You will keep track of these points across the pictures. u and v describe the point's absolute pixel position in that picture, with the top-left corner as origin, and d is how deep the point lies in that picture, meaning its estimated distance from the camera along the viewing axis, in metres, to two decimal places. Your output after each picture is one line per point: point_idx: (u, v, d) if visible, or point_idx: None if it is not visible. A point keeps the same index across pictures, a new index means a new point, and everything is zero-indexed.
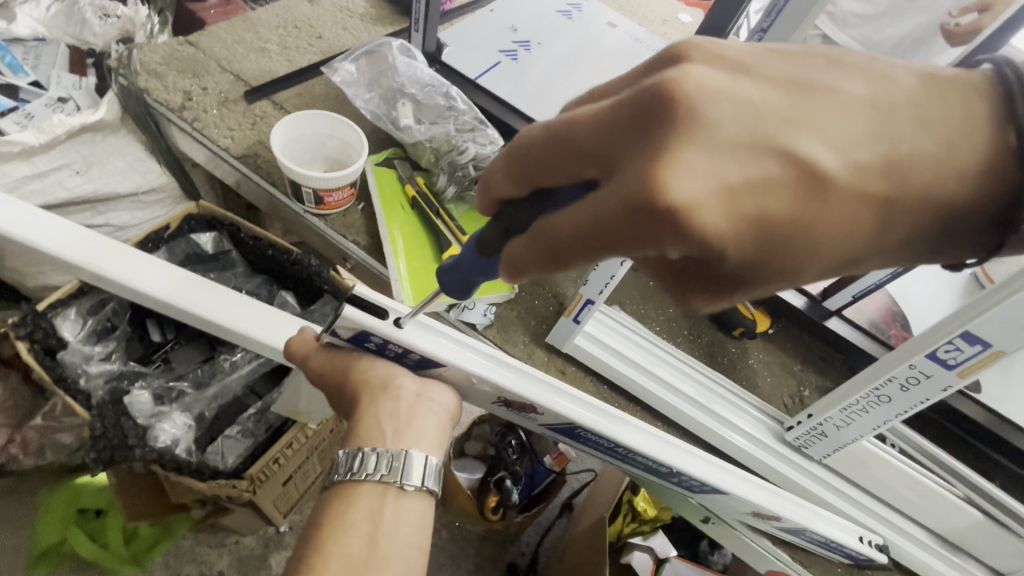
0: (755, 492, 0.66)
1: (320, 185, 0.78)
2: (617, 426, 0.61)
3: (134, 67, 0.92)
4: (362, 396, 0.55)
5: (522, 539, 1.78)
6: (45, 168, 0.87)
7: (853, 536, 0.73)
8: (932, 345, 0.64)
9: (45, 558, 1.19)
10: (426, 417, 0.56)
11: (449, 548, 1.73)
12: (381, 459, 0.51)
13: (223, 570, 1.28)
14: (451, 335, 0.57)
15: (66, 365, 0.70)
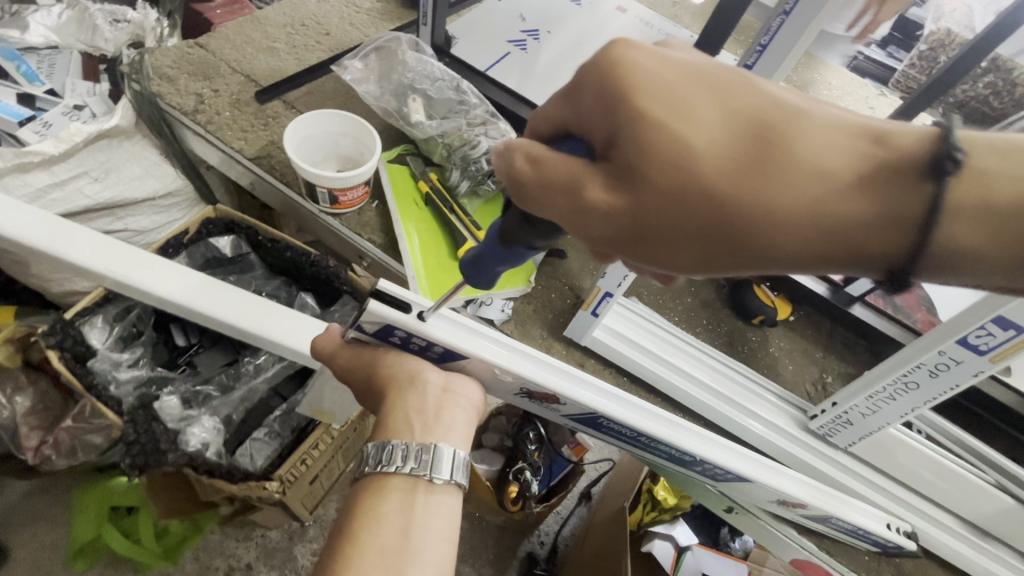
0: (782, 482, 0.66)
1: (333, 185, 0.78)
2: (639, 414, 0.61)
3: (147, 71, 0.92)
4: (389, 390, 0.55)
5: (542, 529, 1.81)
6: (65, 176, 0.87)
7: (880, 523, 0.72)
8: (962, 331, 0.62)
9: (81, 554, 1.22)
10: (453, 411, 0.56)
11: (470, 538, 1.76)
12: (411, 452, 0.51)
13: (251, 562, 1.32)
14: (475, 329, 0.57)
15: (96, 372, 0.71)
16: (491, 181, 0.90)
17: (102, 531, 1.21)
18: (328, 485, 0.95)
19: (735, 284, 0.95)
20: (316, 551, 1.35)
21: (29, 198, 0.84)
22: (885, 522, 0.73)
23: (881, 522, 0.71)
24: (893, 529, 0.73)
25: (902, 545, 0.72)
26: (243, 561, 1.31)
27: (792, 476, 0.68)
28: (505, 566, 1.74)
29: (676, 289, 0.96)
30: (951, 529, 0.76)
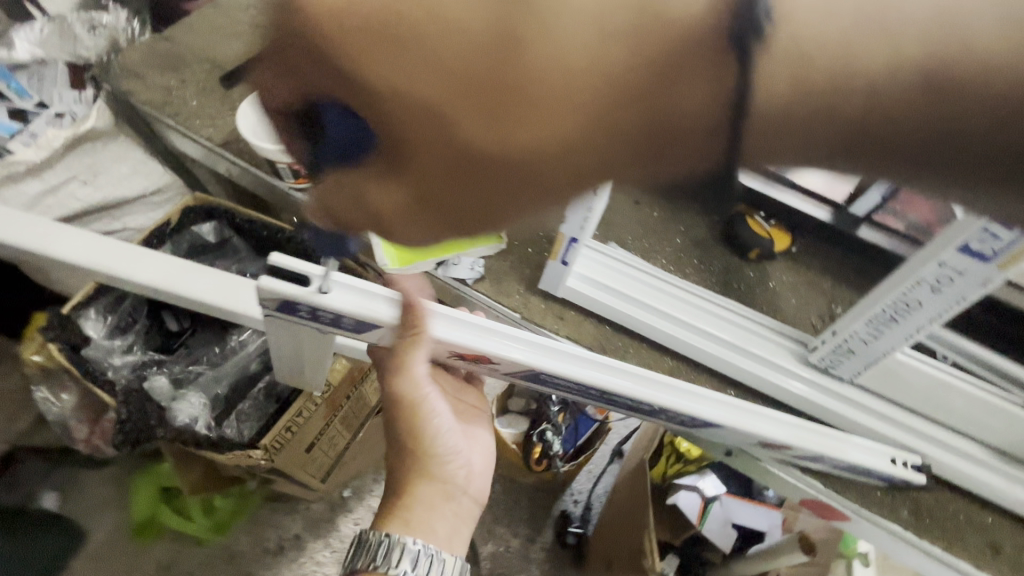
0: (765, 423, 0.62)
1: (289, 158, 0.78)
2: (611, 375, 0.59)
3: (117, 71, 0.95)
4: (416, 483, 0.64)
5: (574, 488, 1.84)
6: (55, 182, 0.91)
7: (881, 457, 0.67)
8: (962, 237, 0.55)
9: (145, 531, 1.34)
10: (461, 523, 0.65)
11: (504, 500, 1.80)
12: (414, 560, 0.57)
13: (298, 533, 1.39)
14: (392, 297, 0.54)
15: (92, 360, 0.76)
16: None
17: (158, 511, 1.33)
18: (335, 455, 1.00)
19: (728, 218, 0.89)
20: (355, 520, 1.42)
21: (26, 207, 0.89)
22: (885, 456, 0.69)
23: (878, 455, 0.67)
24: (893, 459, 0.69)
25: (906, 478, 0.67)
26: (289, 534, 1.39)
27: (777, 418, 0.64)
28: (542, 527, 1.77)
29: (664, 232, 0.90)
30: (974, 458, 0.70)
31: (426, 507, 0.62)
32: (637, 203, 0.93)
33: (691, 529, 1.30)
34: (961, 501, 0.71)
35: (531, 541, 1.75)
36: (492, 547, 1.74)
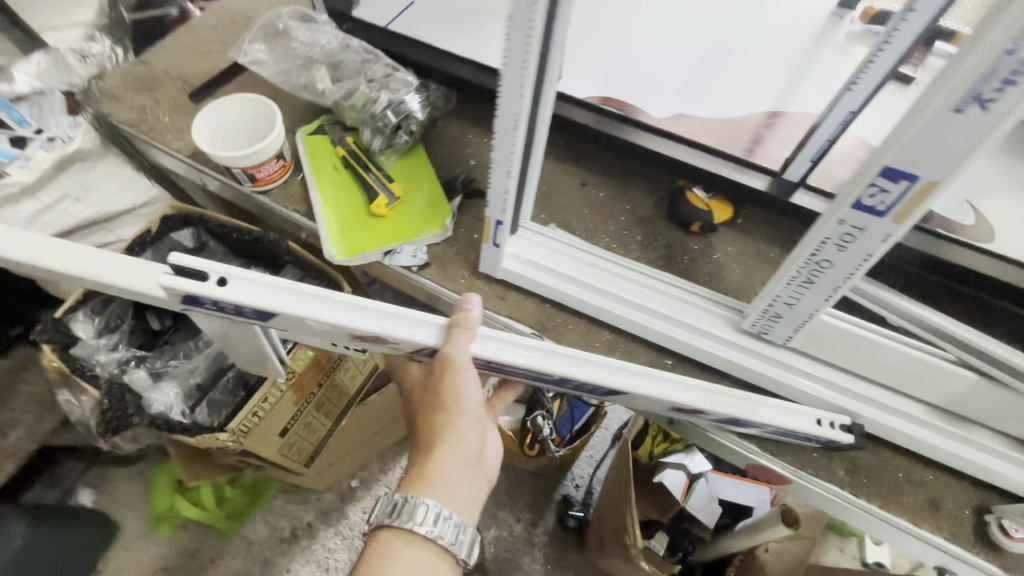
0: (675, 387, 0.61)
1: (243, 163, 0.84)
2: (509, 352, 0.59)
3: (98, 96, 1.03)
4: (437, 446, 0.59)
5: (574, 472, 1.85)
6: (49, 202, 1.00)
7: (806, 419, 0.67)
8: (855, 193, 0.56)
9: (164, 521, 1.43)
10: (479, 493, 0.61)
11: (507, 487, 1.83)
12: (439, 523, 0.55)
13: (311, 522, 1.47)
14: (285, 285, 0.55)
15: (78, 358, 0.84)
16: (403, 134, 0.91)
17: (175, 501, 1.41)
18: (315, 441, 1.06)
19: (671, 193, 0.91)
20: (363, 508, 1.49)
21: (24, 225, 0.98)
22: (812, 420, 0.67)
23: (801, 419, 0.66)
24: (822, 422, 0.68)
25: (833, 438, 0.67)
26: (302, 522, 1.47)
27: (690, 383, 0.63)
28: (545, 511, 1.80)
29: (611, 211, 0.92)
30: (912, 415, 0.70)
31: (451, 472, 0.58)
32: (584, 185, 0.95)
33: (676, 504, 1.30)
34: (901, 458, 0.72)
35: (535, 526, 1.78)
36: (496, 532, 1.77)
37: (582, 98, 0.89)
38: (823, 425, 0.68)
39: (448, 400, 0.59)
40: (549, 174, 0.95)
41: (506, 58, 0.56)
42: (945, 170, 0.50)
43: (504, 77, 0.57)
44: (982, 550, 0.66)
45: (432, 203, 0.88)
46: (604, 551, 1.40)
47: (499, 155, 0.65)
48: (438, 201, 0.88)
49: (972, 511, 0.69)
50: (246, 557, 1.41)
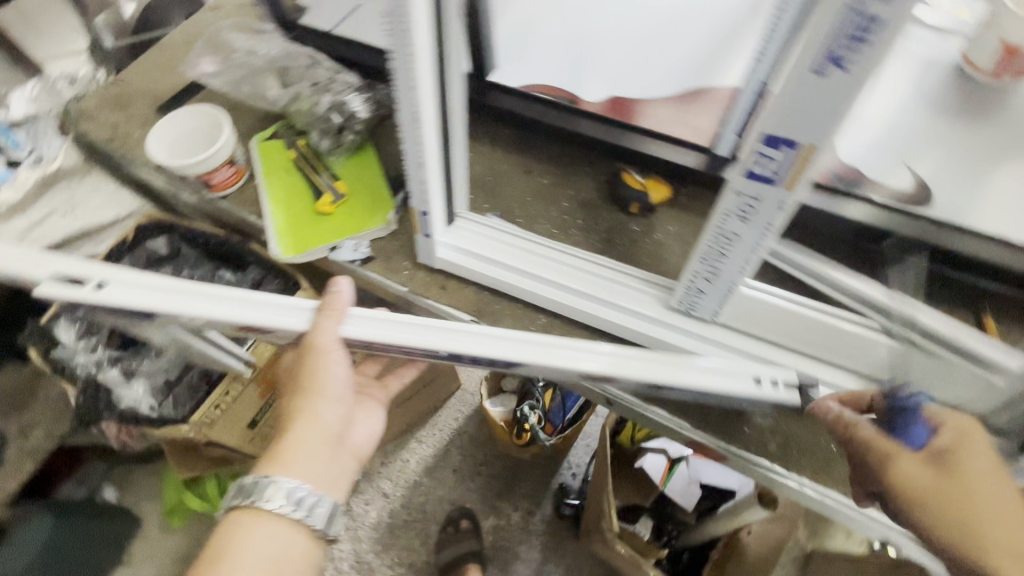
0: (599, 357, 0.62)
1: (198, 171, 0.89)
2: (418, 331, 0.61)
3: (75, 116, 1.10)
4: (292, 426, 0.63)
5: (572, 462, 1.57)
6: (39, 217, 1.09)
7: (743, 380, 0.64)
8: (745, 162, 0.56)
9: (175, 512, 1.40)
10: (345, 465, 0.66)
11: (501, 478, 1.55)
12: (288, 496, 0.58)
13: None
14: (156, 287, 0.60)
15: (60, 360, 0.89)
16: (349, 134, 0.94)
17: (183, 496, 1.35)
18: None
19: (611, 176, 0.92)
20: (366, 500, 1.51)
21: (16, 240, 1.07)
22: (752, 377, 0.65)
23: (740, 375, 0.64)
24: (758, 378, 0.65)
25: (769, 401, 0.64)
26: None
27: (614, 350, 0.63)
28: (541, 501, 1.52)
29: (553, 196, 0.93)
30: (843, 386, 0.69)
31: (312, 451, 0.62)
32: (529, 172, 0.96)
33: (655, 488, 1.33)
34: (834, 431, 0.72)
35: (530, 514, 1.51)
36: (493, 521, 1.50)
37: (518, 87, 0.95)
38: (759, 383, 0.64)
39: (311, 382, 0.62)
40: (494, 162, 0.97)
41: (392, 53, 0.58)
42: (820, 133, 0.49)
43: (395, 72, 0.60)
44: None
45: (376, 200, 0.92)
46: (589, 536, 1.37)
47: (409, 147, 0.68)
48: (381, 199, 0.92)
49: None
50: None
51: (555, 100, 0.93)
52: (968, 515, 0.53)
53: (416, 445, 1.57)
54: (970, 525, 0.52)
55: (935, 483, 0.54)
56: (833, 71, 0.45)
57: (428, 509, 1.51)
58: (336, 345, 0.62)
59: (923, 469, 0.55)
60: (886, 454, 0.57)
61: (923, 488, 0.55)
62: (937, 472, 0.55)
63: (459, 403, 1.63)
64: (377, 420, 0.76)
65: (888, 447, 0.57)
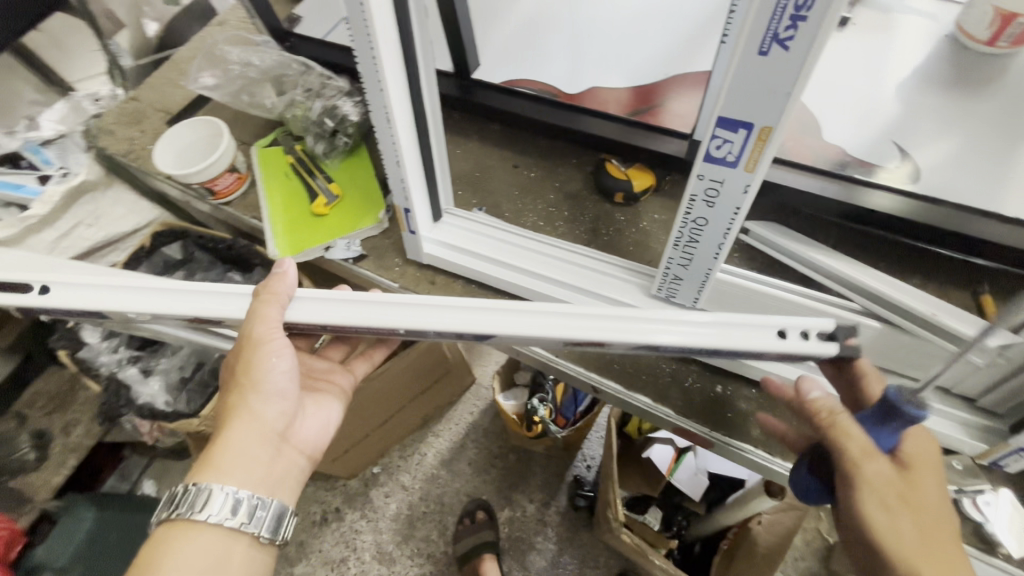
0: (593, 322, 0.58)
1: (201, 178, 0.94)
2: (396, 312, 0.61)
3: (95, 133, 1.18)
4: (229, 427, 0.63)
5: (585, 451, 1.50)
6: (66, 228, 1.16)
7: (763, 331, 0.56)
8: (704, 147, 0.56)
9: None
10: (289, 459, 0.67)
11: (517, 470, 1.49)
12: (225, 504, 0.58)
13: (338, 506, 1.46)
14: (103, 286, 0.66)
15: (85, 359, 0.97)
16: (341, 137, 0.98)
17: None
18: None
19: (596, 167, 0.92)
20: (387, 492, 1.48)
21: (48, 251, 1.14)
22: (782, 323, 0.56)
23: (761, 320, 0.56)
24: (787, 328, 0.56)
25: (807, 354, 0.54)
26: (332, 507, 1.47)
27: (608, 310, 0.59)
28: (556, 492, 1.45)
29: (540, 189, 0.95)
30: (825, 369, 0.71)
31: (250, 449, 0.62)
32: (516, 167, 0.97)
33: (663, 479, 1.27)
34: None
35: (546, 505, 1.44)
36: (508, 513, 1.44)
37: (501, 83, 0.98)
38: (785, 336, 0.55)
39: (250, 375, 0.63)
40: (482, 158, 0.99)
41: (359, 57, 0.61)
42: (772, 115, 0.49)
43: (364, 75, 0.62)
44: None
45: (368, 200, 0.96)
46: (598, 528, 1.33)
47: (386, 147, 0.71)
48: (374, 199, 0.96)
49: None
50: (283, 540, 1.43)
51: (538, 94, 0.95)
52: (918, 542, 0.48)
53: (433, 439, 1.54)
54: (913, 552, 0.48)
55: (871, 492, 0.50)
56: (775, 50, 0.45)
57: (445, 501, 1.47)
58: (277, 335, 0.63)
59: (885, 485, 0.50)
60: (861, 474, 0.50)
61: (883, 507, 0.50)
62: (887, 484, 0.50)
63: (473, 398, 1.59)
64: (333, 414, 0.77)
65: (865, 465, 0.50)
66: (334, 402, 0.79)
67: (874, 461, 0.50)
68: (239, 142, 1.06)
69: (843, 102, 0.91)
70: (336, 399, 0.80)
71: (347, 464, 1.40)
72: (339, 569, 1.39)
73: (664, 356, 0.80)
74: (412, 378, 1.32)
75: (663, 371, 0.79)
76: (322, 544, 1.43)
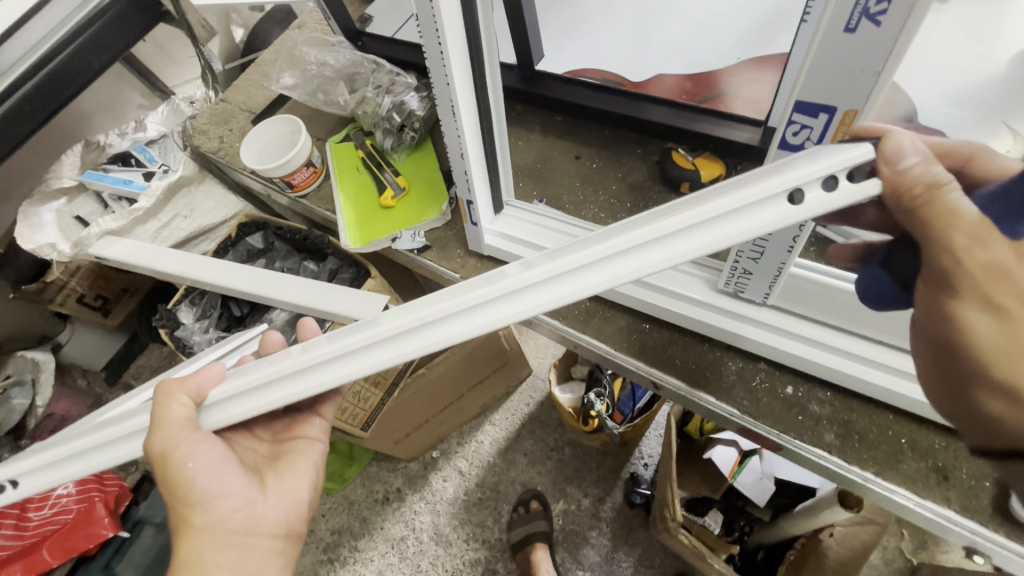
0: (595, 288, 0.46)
1: (281, 172, 1.01)
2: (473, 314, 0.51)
3: (190, 131, 1.29)
4: (182, 546, 0.60)
5: (642, 449, 1.47)
6: (167, 219, 1.29)
7: (772, 203, 0.41)
8: (779, 133, 0.53)
9: (332, 479, 1.53)
10: (261, 548, 0.64)
11: (571, 463, 1.49)
12: None
13: (399, 487, 1.53)
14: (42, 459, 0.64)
15: (181, 337, 1.07)
16: (408, 131, 1.01)
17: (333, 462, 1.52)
18: (367, 409, 1.21)
19: (661, 157, 0.90)
20: (444, 477, 1.52)
21: (151, 239, 1.26)
22: (798, 163, 0.42)
23: (763, 187, 0.41)
24: (804, 165, 0.41)
25: (856, 200, 0.39)
26: (393, 487, 1.53)
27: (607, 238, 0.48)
28: (611, 488, 1.44)
29: (601, 180, 0.93)
30: (909, 373, 0.65)
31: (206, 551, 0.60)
32: (578, 158, 0.97)
33: (724, 482, 1.20)
34: (904, 423, 0.68)
35: (601, 501, 1.43)
36: (562, 506, 1.45)
37: (562, 74, 0.97)
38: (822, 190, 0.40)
39: (173, 488, 0.60)
40: (544, 150, 0.99)
41: (426, 52, 0.63)
42: (858, 97, 0.46)
43: (431, 70, 0.64)
44: (1003, 525, 0.61)
45: (432, 191, 0.99)
46: (655, 529, 1.30)
47: (450, 139, 0.73)
48: (438, 190, 0.99)
49: (993, 484, 0.63)
50: (348, 515, 1.51)
51: (600, 83, 0.94)
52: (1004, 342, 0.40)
53: (488, 428, 1.57)
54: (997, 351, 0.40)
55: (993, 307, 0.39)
56: (865, 26, 0.41)
57: (500, 489, 1.50)
58: (182, 437, 0.58)
59: (1013, 298, 0.39)
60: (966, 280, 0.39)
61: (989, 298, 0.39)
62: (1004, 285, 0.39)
63: (528, 390, 1.60)
64: (299, 477, 0.73)
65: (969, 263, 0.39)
66: (299, 462, 0.75)
67: (995, 256, 0.39)
68: (314, 138, 1.12)
69: (943, 79, 0.83)
70: (304, 459, 0.76)
71: (408, 448, 1.46)
72: (398, 547, 1.46)
73: (731, 354, 0.77)
74: (471, 367, 1.35)
75: (728, 370, 0.76)
76: (384, 522, 1.49)
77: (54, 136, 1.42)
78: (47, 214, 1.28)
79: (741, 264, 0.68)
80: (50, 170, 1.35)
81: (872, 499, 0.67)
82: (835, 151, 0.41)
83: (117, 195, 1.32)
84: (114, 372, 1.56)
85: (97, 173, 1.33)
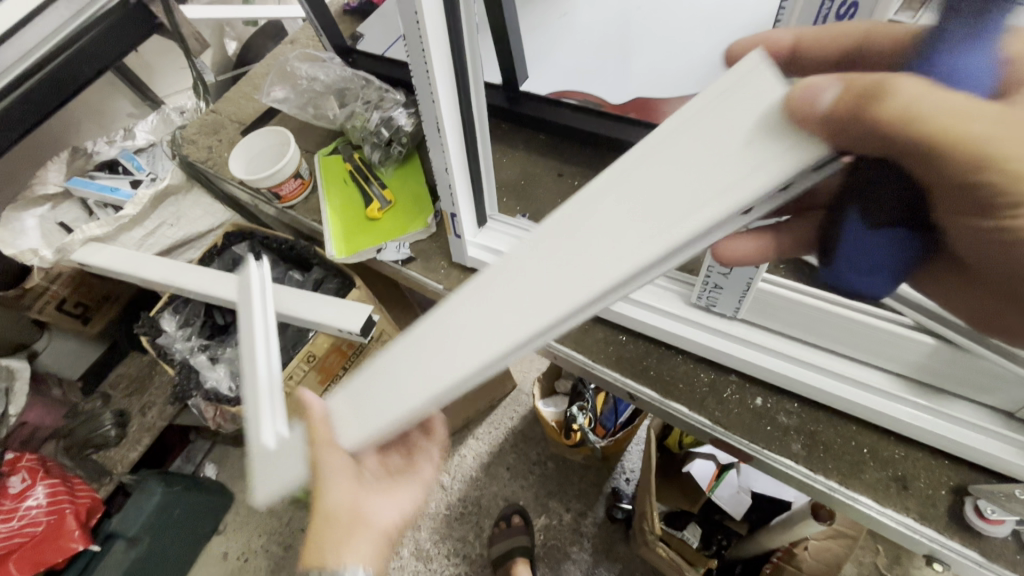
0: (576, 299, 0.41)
1: (269, 183, 1.02)
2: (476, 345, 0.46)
3: (179, 141, 1.30)
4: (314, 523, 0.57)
5: (624, 464, 1.48)
6: (153, 227, 1.29)
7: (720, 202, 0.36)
8: None
9: None
10: (364, 532, 0.57)
11: (553, 478, 1.50)
12: None
13: None
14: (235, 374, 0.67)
15: (164, 346, 1.08)
16: (396, 145, 1.04)
17: None
18: None
19: None
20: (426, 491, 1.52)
21: (136, 246, 1.27)
22: (723, 159, 0.36)
23: (706, 200, 0.36)
24: (735, 172, 0.35)
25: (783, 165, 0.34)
26: None
27: (547, 272, 0.43)
28: (593, 503, 1.44)
29: None
30: (869, 386, 0.68)
31: (325, 543, 0.55)
32: (560, 176, 1.01)
33: (703, 495, 1.23)
34: (866, 434, 0.71)
35: (582, 516, 1.44)
36: (544, 521, 1.45)
37: (546, 94, 1.02)
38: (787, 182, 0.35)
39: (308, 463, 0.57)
40: (527, 166, 1.03)
41: (413, 71, 0.66)
42: None
43: (416, 86, 0.67)
44: (959, 532, 0.64)
45: (418, 203, 1.02)
46: (635, 543, 1.30)
47: (435, 154, 0.76)
48: (423, 202, 1.02)
49: (951, 492, 0.66)
50: None
51: (582, 104, 0.98)
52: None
53: (472, 441, 1.57)
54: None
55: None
56: None
57: (482, 503, 1.49)
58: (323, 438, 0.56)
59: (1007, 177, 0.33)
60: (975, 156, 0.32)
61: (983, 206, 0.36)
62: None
63: (512, 404, 1.61)
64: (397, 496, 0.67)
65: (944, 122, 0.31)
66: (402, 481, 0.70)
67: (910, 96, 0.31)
68: (304, 150, 1.14)
69: None
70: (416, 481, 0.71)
71: None
72: None
73: (703, 366, 0.79)
74: None
75: (701, 381, 0.78)
76: None
77: (39, 144, 1.42)
78: (30, 220, 1.28)
79: (709, 280, 0.71)
80: (35, 176, 1.35)
81: (838, 508, 0.70)
82: (751, 141, 0.35)
83: (102, 202, 1.32)
84: (92, 382, 1.50)
85: (83, 180, 1.33)
